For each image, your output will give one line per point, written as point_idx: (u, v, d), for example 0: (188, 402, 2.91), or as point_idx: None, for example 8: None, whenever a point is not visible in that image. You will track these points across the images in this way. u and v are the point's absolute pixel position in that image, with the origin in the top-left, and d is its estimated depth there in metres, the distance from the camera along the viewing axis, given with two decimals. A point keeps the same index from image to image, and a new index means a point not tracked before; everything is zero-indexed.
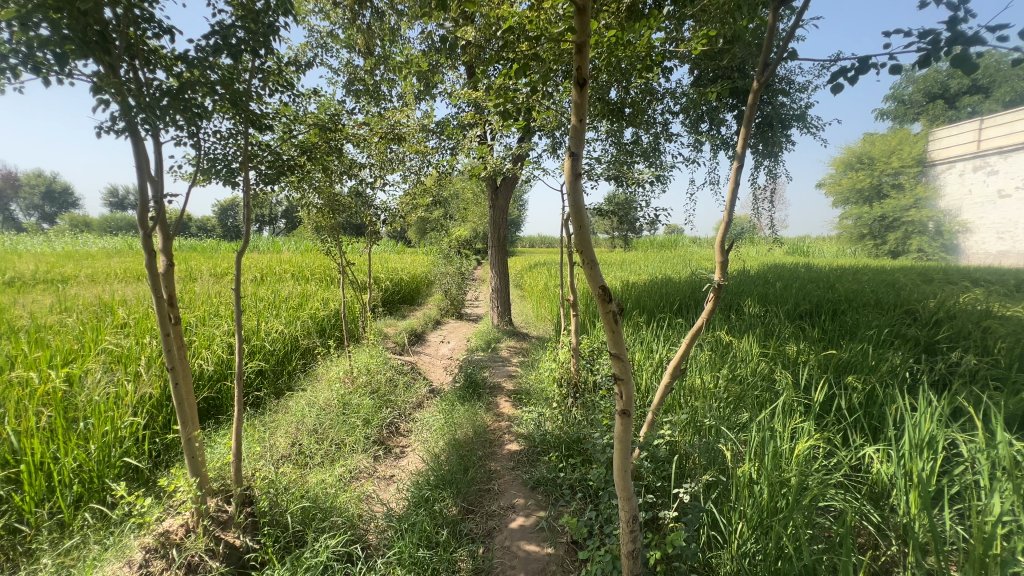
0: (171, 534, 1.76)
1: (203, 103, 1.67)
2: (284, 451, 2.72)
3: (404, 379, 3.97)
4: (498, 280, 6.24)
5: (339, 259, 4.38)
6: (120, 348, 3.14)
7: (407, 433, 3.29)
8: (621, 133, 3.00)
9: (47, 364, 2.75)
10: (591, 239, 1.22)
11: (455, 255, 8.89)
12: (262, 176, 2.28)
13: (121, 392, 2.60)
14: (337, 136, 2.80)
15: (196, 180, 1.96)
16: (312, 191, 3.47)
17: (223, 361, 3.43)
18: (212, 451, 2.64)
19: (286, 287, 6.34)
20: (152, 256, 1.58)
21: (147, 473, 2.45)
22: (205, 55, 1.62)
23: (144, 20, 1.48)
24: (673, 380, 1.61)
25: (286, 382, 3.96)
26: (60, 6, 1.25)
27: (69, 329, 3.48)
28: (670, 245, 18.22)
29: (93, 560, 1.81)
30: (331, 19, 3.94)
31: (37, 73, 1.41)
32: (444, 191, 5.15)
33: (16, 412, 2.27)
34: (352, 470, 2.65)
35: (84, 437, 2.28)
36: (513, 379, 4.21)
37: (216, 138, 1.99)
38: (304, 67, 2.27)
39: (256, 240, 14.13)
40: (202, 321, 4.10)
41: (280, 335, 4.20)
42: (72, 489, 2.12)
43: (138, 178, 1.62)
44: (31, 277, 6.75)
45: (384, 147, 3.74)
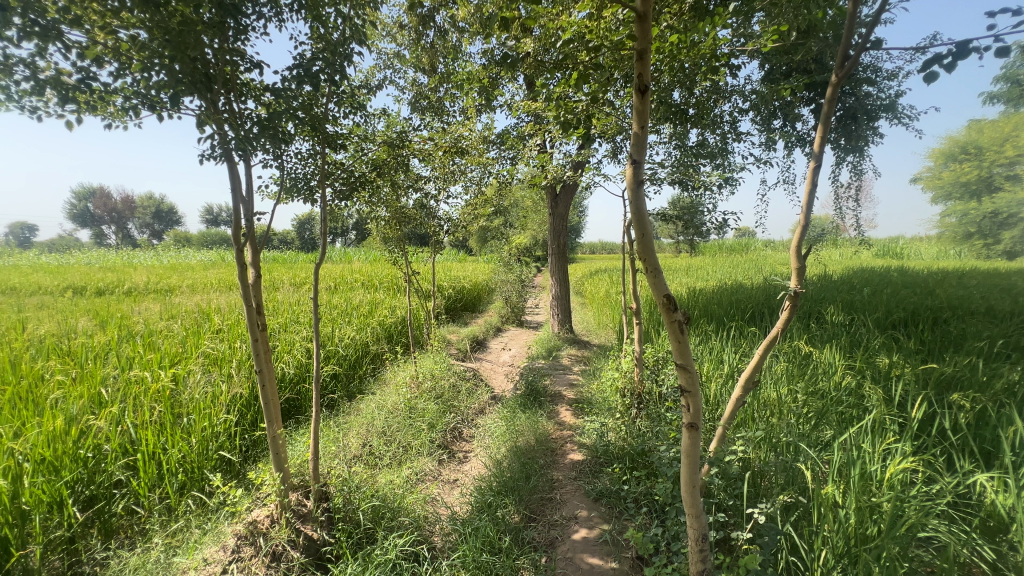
0: (258, 523, 1.89)
1: (288, 129, 1.82)
2: (355, 451, 2.87)
3: (466, 385, 4.05)
4: (559, 288, 6.22)
5: (406, 268, 4.56)
6: (215, 351, 3.47)
7: (470, 438, 3.35)
8: (685, 135, 2.91)
9: (158, 365, 3.10)
10: (656, 247, 1.20)
11: (516, 263, 8.94)
12: (337, 192, 2.42)
13: (217, 392, 2.87)
14: (404, 151, 2.94)
15: (280, 198, 2.14)
16: (381, 204, 3.66)
17: (302, 365, 3.68)
18: (292, 448, 2.84)
19: (358, 295, 6.71)
20: (243, 268, 1.74)
21: (238, 467, 2.68)
22: (289, 84, 1.76)
23: (237, 58, 1.63)
24: (746, 394, 1.53)
25: (358, 385, 4.18)
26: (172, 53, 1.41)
27: (175, 334, 3.89)
28: (743, 248, 17.16)
29: (195, 543, 2.01)
30: (397, 42, 4.15)
31: (153, 110, 1.60)
32: (504, 200, 5.23)
33: (134, 407, 2.56)
34: (418, 473, 2.74)
35: (187, 431, 2.53)
36: (575, 388, 4.16)
37: (297, 159, 2.15)
38: (374, 89, 2.40)
39: (330, 251, 15.16)
40: (285, 328, 4.44)
41: (352, 341, 4.44)
42: (178, 477, 2.35)
43: (232, 199, 1.79)
44: (145, 287, 7.68)
45: (447, 159, 3.86)
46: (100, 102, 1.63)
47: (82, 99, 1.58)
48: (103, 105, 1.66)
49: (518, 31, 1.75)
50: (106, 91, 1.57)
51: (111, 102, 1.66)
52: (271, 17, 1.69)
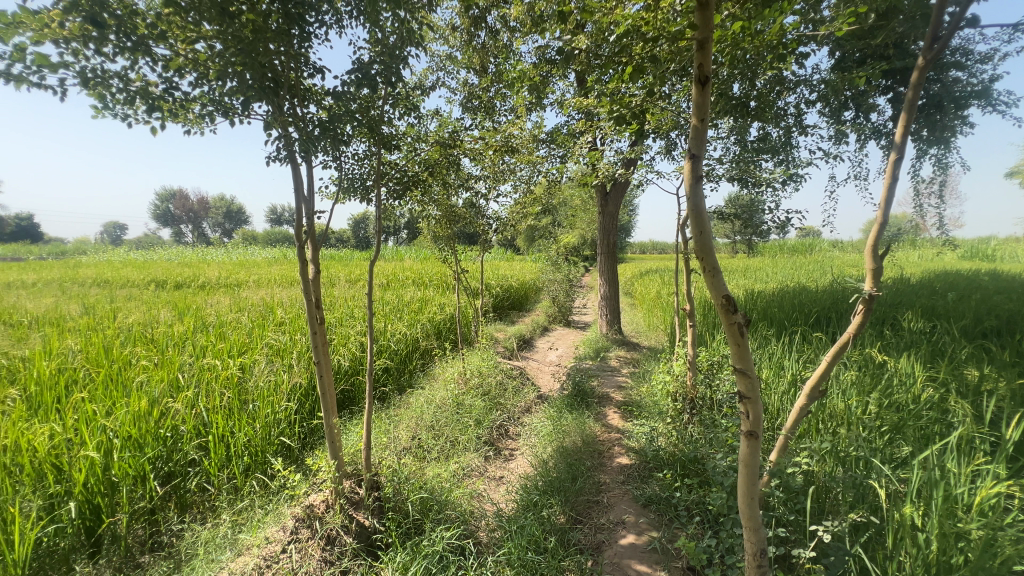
0: (314, 508, 1.97)
1: (346, 131, 1.89)
2: (405, 443, 2.95)
3: (513, 383, 4.07)
4: (608, 288, 6.11)
5: (455, 266, 4.64)
6: (278, 342, 3.69)
7: (516, 436, 3.36)
8: (746, 130, 2.77)
9: (228, 354, 3.34)
10: (715, 246, 1.15)
11: (564, 262, 8.87)
12: (392, 191, 2.49)
13: (279, 381, 3.05)
14: (456, 151, 2.99)
15: (339, 198, 2.23)
16: (433, 203, 3.73)
17: (356, 358, 3.83)
18: (347, 437, 2.96)
19: (409, 292, 6.91)
20: (304, 264, 1.83)
21: (297, 453, 2.83)
22: (348, 88, 1.83)
23: (302, 64, 1.71)
24: (811, 404, 1.44)
25: (407, 379, 4.29)
26: (243, 62, 1.51)
27: (243, 326, 4.16)
28: (805, 249, 16.14)
29: (258, 522, 2.14)
30: (450, 43, 4.22)
31: (227, 116, 1.72)
32: (553, 199, 5.20)
33: (207, 392, 2.76)
34: (465, 468, 2.79)
35: (253, 416, 2.70)
36: (623, 390, 4.07)
37: (354, 160, 2.23)
38: (428, 90, 2.44)
39: (383, 249, 15.72)
40: (340, 322, 4.64)
41: (403, 336, 4.58)
42: (243, 459, 2.51)
43: (295, 199, 1.89)
44: (217, 282, 8.26)
45: (497, 158, 3.89)
46: (181, 110, 1.76)
47: (166, 107, 1.72)
48: (183, 112, 1.79)
49: (571, 26, 1.72)
50: (186, 99, 1.69)
51: (191, 110, 1.79)
52: (332, 24, 1.76)
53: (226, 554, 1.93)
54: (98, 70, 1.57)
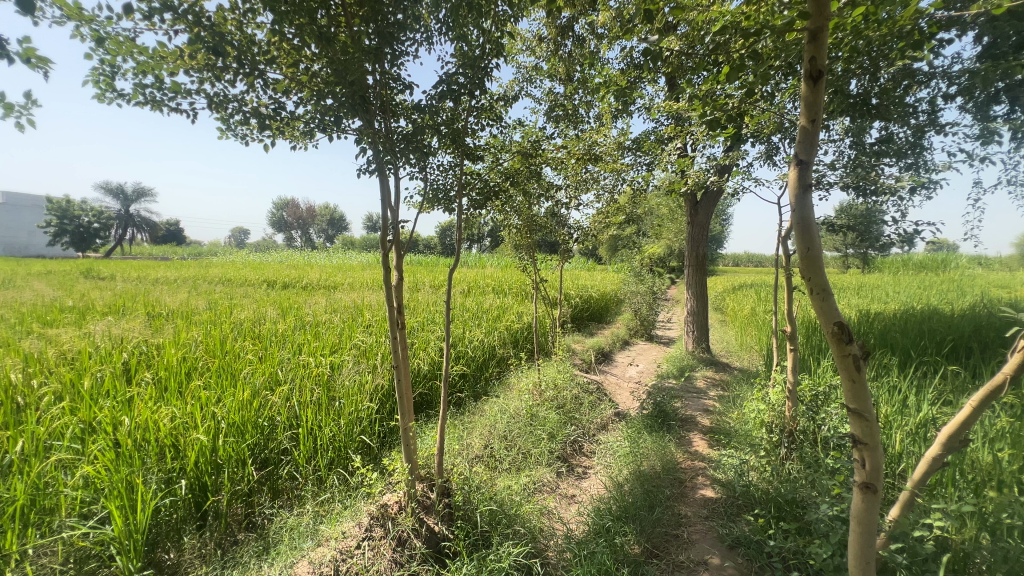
0: (388, 507, 2.06)
1: (430, 144, 1.96)
2: (478, 451, 2.98)
3: (589, 398, 3.95)
4: (695, 303, 5.76)
5: (534, 275, 4.64)
6: (365, 344, 3.93)
7: (590, 453, 3.26)
8: (864, 131, 2.46)
9: (321, 352, 3.62)
10: (825, 265, 1.02)
11: (647, 272, 8.52)
12: (473, 201, 2.53)
13: (364, 381, 3.23)
14: (537, 161, 2.98)
15: (423, 208, 2.31)
16: (514, 213, 3.77)
17: (435, 363, 3.96)
18: (423, 440, 3.06)
19: (489, 300, 7.04)
20: (388, 272, 1.92)
21: (376, 451, 2.96)
22: (434, 102, 1.89)
23: (392, 81, 1.81)
24: (947, 455, 1.21)
25: (483, 387, 4.35)
26: (337, 80, 1.61)
27: (335, 326, 4.50)
28: (936, 265, 14.04)
29: (338, 515, 2.27)
30: (536, 54, 4.26)
31: (326, 132, 1.86)
32: (638, 208, 5.02)
33: (301, 387, 3.01)
34: (536, 482, 2.75)
35: (338, 413, 2.89)
36: (709, 415, 3.79)
37: (440, 171, 2.30)
38: (512, 101, 2.44)
39: (466, 256, 16.27)
40: (422, 327, 4.84)
41: (481, 344, 4.67)
42: (328, 453, 2.67)
43: (381, 209, 2.00)
44: (318, 284, 9.06)
45: (580, 167, 3.84)
46: (288, 128, 1.94)
47: (275, 126, 1.90)
48: (290, 129, 1.97)
49: (662, 28, 1.64)
50: (291, 117, 1.86)
51: (296, 127, 1.97)
52: (422, 41, 1.84)
53: (308, 543, 2.07)
54: (222, 95, 1.79)
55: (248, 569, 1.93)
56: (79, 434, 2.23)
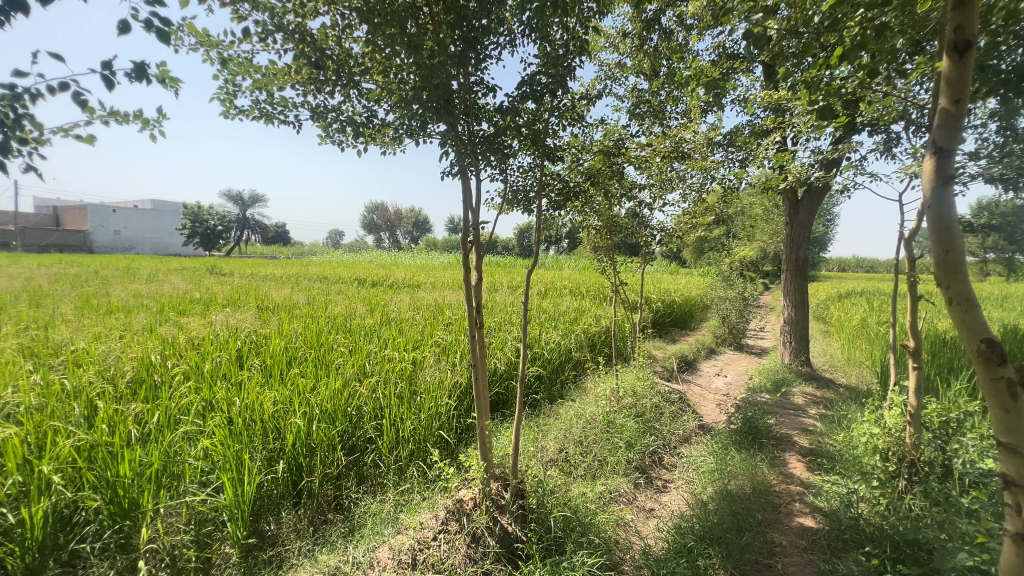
0: (464, 503, 2.10)
1: (511, 145, 1.97)
2: (553, 454, 2.95)
3: (671, 408, 3.76)
4: (793, 312, 5.27)
5: (613, 278, 4.51)
6: (445, 341, 4.08)
7: (671, 466, 3.11)
8: (1016, 113, 2.10)
9: (405, 348, 3.81)
10: (968, 272, 0.96)
11: (737, 277, 7.95)
12: (552, 202, 2.51)
13: (444, 377, 3.35)
14: (619, 159, 2.90)
15: (502, 210, 2.33)
16: (594, 214, 3.69)
17: (512, 363, 4.00)
18: (498, 439, 3.09)
19: (566, 302, 6.98)
20: (468, 272, 1.96)
21: (453, 447, 3.04)
22: (516, 102, 1.90)
23: (475, 85, 1.85)
24: None
25: (559, 390, 4.30)
26: (423, 85, 1.67)
27: (418, 323, 4.72)
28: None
29: (416, 506, 2.36)
30: (620, 51, 4.16)
31: (413, 137, 1.94)
32: (729, 208, 4.69)
33: (386, 380, 3.18)
34: (612, 492, 2.67)
35: (419, 407, 3.01)
36: (808, 435, 3.44)
37: (519, 172, 2.31)
38: (595, 99, 2.39)
39: (544, 257, 16.31)
40: (499, 327, 4.93)
41: (557, 346, 4.64)
42: (408, 444, 2.79)
43: (462, 210, 2.05)
44: (403, 282, 9.57)
45: (665, 165, 3.67)
46: (379, 134, 2.07)
47: (367, 132, 2.03)
48: (380, 136, 2.10)
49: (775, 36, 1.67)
50: (382, 124, 1.98)
51: (386, 134, 2.08)
52: (506, 44, 1.86)
53: (389, 530, 2.17)
54: (322, 106, 1.94)
55: (336, 548, 2.07)
56: (200, 411, 2.54)
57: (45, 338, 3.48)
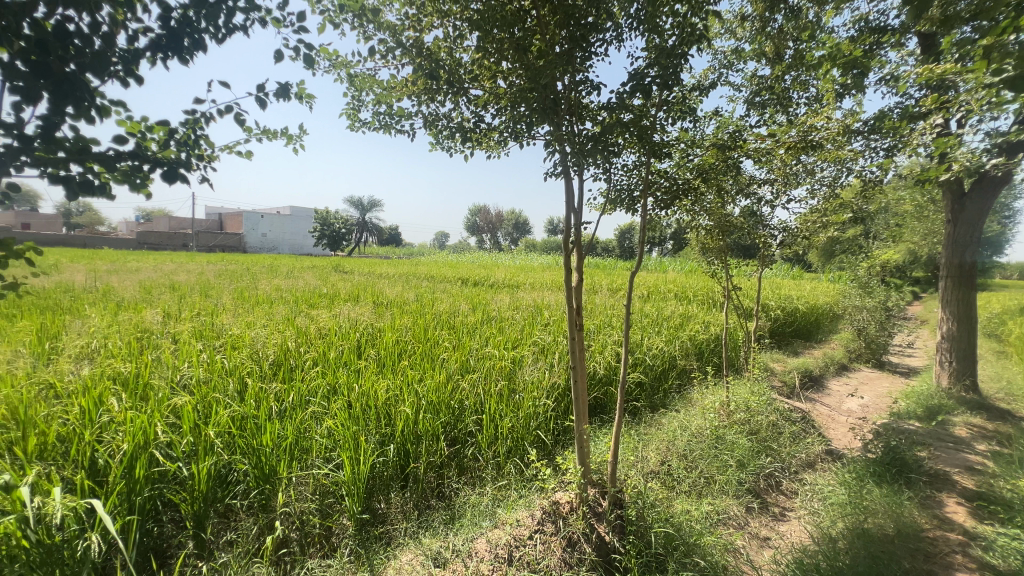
0: (559, 506, 2.12)
1: (617, 143, 1.91)
2: (654, 466, 2.81)
3: (791, 429, 3.39)
4: (954, 326, 4.44)
5: (725, 282, 4.19)
6: (544, 342, 4.12)
7: (790, 493, 2.80)
8: None
9: (505, 346, 3.92)
10: None
11: (878, 284, 6.91)
12: (659, 202, 2.39)
13: (542, 378, 3.37)
14: (736, 153, 2.68)
15: (606, 210, 2.28)
16: (704, 214, 3.46)
17: (611, 367, 3.89)
18: (596, 444, 3.03)
19: (670, 306, 6.63)
20: (568, 273, 1.94)
21: (550, 448, 3.03)
22: (624, 98, 1.84)
23: (581, 83, 1.82)
24: None
25: (662, 399, 4.09)
26: (530, 86, 1.69)
27: (517, 323, 4.82)
28: None
29: (513, 503, 2.39)
30: (737, 36, 3.84)
31: (518, 139, 1.98)
32: (870, 204, 4.10)
33: (486, 376, 3.30)
34: (720, 513, 2.48)
35: (517, 405, 3.06)
36: (973, 475, 2.87)
37: (624, 171, 2.25)
38: (708, 90, 2.24)
39: (646, 259, 15.69)
40: (599, 330, 4.84)
41: (660, 352, 4.43)
42: (506, 441, 2.83)
43: (565, 212, 2.04)
44: (504, 283, 9.83)
45: (790, 158, 3.31)
46: (485, 139, 2.14)
47: (474, 137, 2.11)
48: (486, 140, 2.17)
49: (935, 8, 1.82)
50: (488, 129, 2.05)
51: (492, 138, 2.15)
52: (612, 40, 1.82)
53: (487, 522, 2.22)
54: (433, 115, 2.07)
55: (438, 533, 2.18)
56: (326, 394, 2.84)
57: (212, 323, 4.16)
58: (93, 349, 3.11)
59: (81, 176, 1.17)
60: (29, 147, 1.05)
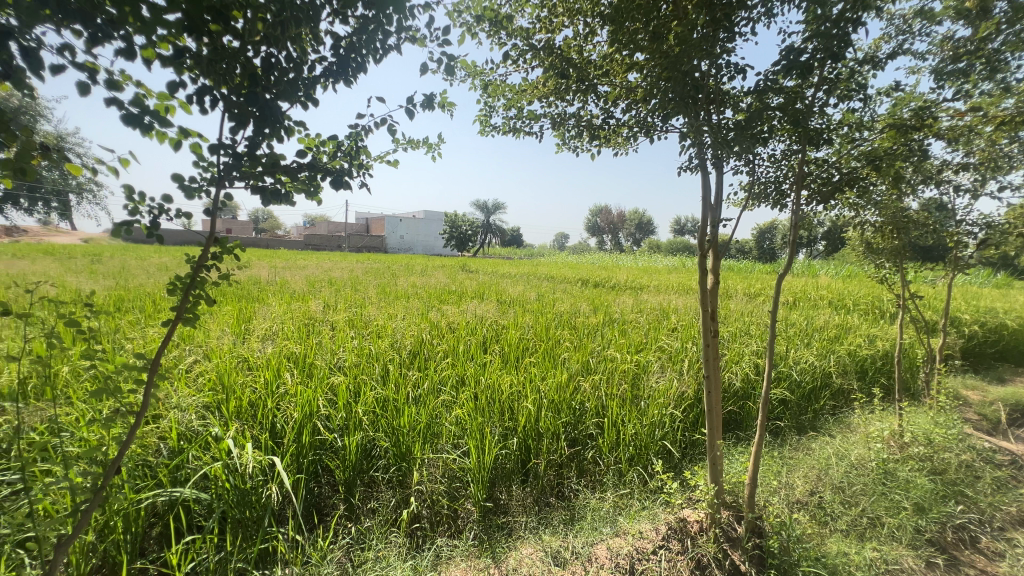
0: (687, 524, 2.03)
1: (765, 130, 1.72)
2: (801, 496, 2.47)
3: (994, 473, 2.72)
4: None
5: (898, 289, 3.53)
6: (671, 347, 3.90)
7: (992, 553, 2.25)
8: None
9: (629, 349, 3.81)
10: None
11: None
12: (814, 195, 2.09)
13: (669, 386, 3.17)
14: (922, 135, 2.23)
15: (747, 205, 2.07)
16: (872, 209, 2.95)
17: (748, 380, 3.54)
18: (730, 463, 2.75)
19: (822, 316, 5.80)
20: (703, 274, 1.81)
21: (677, 460, 2.83)
22: (774, 79, 1.64)
23: (724, 68, 1.68)
24: None
25: (811, 420, 3.60)
26: (668, 75, 1.60)
27: (641, 326, 4.63)
28: None
29: (635, 513, 2.28)
30: None
31: (649, 134, 1.90)
32: None
33: (608, 380, 3.24)
34: (889, 562, 2.08)
35: (641, 412, 2.94)
36: None
37: (770, 162, 2.02)
38: (884, 62, 1.90)
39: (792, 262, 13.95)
40: (734, 338, 4.43)
41: (809, 367, 3.90)
42: (629, 448, 2.71)
43: (701, 208, 1.90)
44: (626, 285, 9.54)
45: (999, 136, 2.67)
46: (614, 136, 2.10)
47: (602, 134, 2.08)
48: (614, 137, 2.12)
49: None
50: (617, 125, 2.00)
51: (620, 134, 2.09)
52: (761, 17, 1.65)
53: (607, 529, 2.16)
54: (562, 115, 2.09)
55: (557, 532, 2.17)
56: (455, 383, 3.05)
57: (362, 314, 4.73)
58: (274, 331, 3.75)
59: (273, 186, 1.40)
60: (239, 163, 1.27)
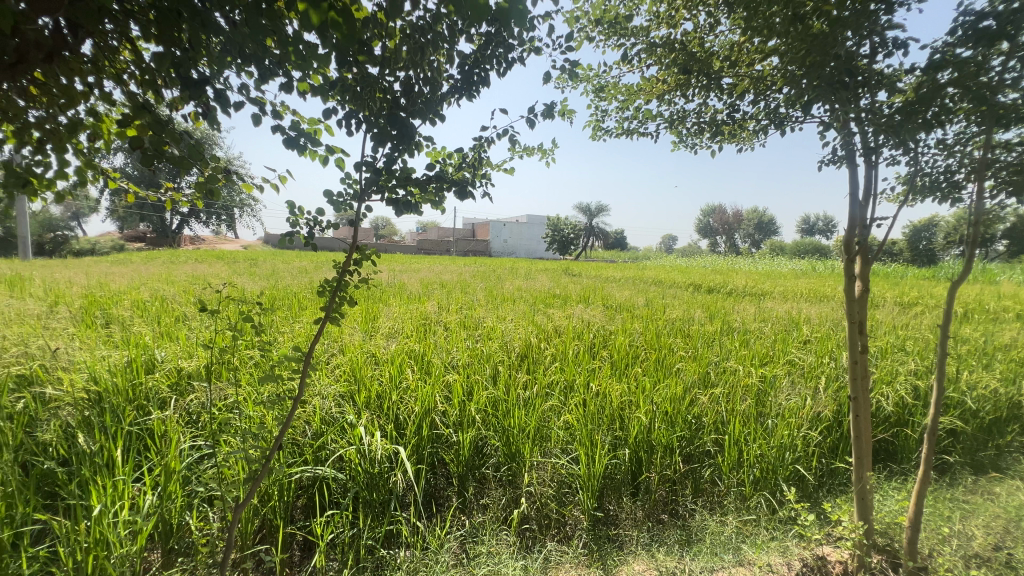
0: (828, 563, 1.89)
1: (935, 113, 1.47)
2: (982, 549, 2.04)
3: None
4: None
5: None
6: (802, 362, 3.50)
7: None
8: None
9: (751, 361, 3.51)
10: None
11: None
12: (1002, 186, 1.73)
13: (801, 405, 2.84)
14: None
15: (907, 201, 1.78)
16: None
17: (903, 405, 3.04)
18: (882, 499, 2.37)
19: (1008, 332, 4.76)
20: (849, 281, 1.60)
21: (812, 489, 2.52)
22: (947, 52, 1.40)
23: (881, 45, 1.47)
24: None
25: (994, 458, 2.96)
26: (814, 59, 1.44)
27: (765, 337, 4.22)
28: None
29: (762, 542, 2.07)
30: None
31: (783, 125, 1.73)
32: None
33: (729, 394, 3.01)
34: None
35: (767, 432, 2.67)
36: None
37: (940, 149, 1.72)
38: None
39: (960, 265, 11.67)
40: (884, 354, 3.83)
41: (990, 395, 3.23)
42: (754, 470, 2.47)
43: (848, 206, 1.67)
44: (746, 291, 8.76)
45: None
46: (739, 130, 1.96)
47: (725, 129, 1.96)
48: (738, 131, 1.99)
49: None
50: (744, 118, 1.87)
51: (745, 128, 1.95)
52: None
53: (730, 556, 1.99)
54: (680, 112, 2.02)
55: (672, 552, 2.05)
56: (564, 388, 3.06)
57: (473, 316, 4.96)
58: (397, 329, 4.10)
59: (403, 196, 1.53)
60: (377, 177, 1.41)
